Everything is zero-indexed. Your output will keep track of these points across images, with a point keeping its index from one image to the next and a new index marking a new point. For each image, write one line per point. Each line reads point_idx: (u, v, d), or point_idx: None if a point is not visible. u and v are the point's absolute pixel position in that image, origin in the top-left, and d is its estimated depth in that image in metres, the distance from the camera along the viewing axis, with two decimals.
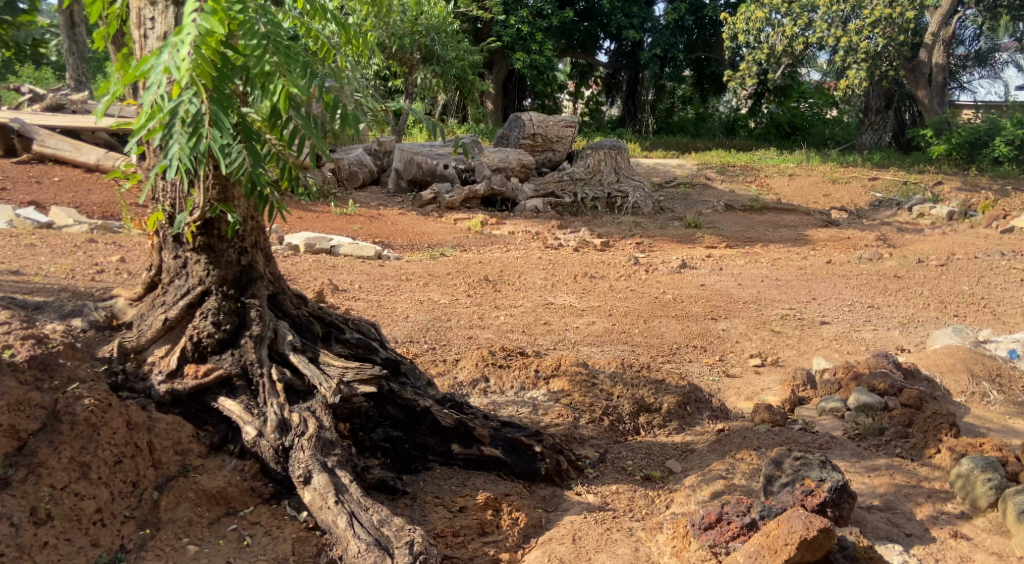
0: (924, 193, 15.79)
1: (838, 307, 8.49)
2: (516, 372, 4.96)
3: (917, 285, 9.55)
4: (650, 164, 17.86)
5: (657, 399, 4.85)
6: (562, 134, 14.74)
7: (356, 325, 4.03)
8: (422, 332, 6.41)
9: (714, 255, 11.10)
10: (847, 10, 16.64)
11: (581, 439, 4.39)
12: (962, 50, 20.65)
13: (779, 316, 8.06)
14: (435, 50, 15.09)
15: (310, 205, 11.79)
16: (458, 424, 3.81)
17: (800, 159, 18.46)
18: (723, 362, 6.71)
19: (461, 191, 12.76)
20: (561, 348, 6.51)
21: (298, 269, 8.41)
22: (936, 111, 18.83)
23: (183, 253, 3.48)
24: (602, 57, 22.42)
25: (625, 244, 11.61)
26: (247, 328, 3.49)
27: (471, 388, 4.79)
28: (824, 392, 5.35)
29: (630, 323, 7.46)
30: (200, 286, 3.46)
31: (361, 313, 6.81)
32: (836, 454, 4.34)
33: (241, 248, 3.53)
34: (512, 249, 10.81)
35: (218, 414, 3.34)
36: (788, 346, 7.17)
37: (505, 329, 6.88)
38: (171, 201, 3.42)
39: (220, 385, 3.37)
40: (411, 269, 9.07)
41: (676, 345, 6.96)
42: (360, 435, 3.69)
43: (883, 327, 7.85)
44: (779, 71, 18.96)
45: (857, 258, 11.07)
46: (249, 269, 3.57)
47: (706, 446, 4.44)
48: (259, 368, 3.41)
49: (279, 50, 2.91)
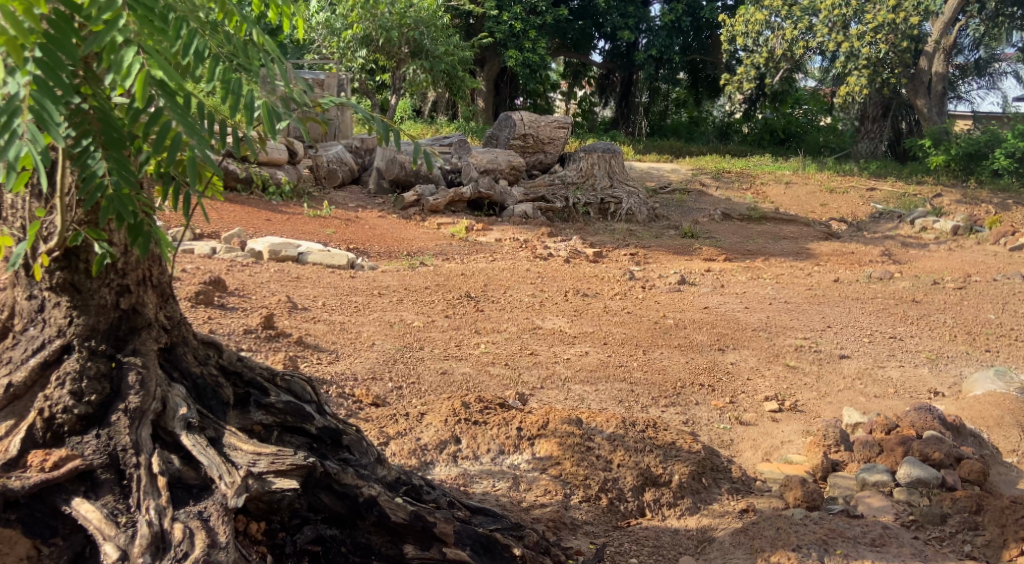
0: (926, 206, 14.91)
1: (856, 337, 7.59)
2: (494, 430, 4.02)
3: (937, 312, 8.65)
4: (643, 169, 17.05)
5: (666, 470, 3.92)
6: (553, 135, 13.82)
7: (286, 384, 3.17)
8: (387, 366, 5.49)
9: (713, 270, 10.22)
10: (849, 13, 15.82)
11: (573, 525, 3.51)
12: (961, 59, 19.85)
13: (793, 347, 7.14)
14: (423, 44, 14.14)
15: (280, 205, 10.85)
16: (413, 520, 2.90)
17: (796, 167, 17.54)
18: (734, 405, 5.78)
19: (446, 194, 11.82)
20: (549, 387, 5.64)
21: (255, 280, 7.48)
22: (936, 120, 17.85)
23: (38, 293, 2.63)
24: (597, 57, 21.51)
25: (618, 255, 10.71)
26: (121, 399, 2.60)
27: (436, 454, 3.83)
28: (863, 455, 4.41)
29: (626, 355, 6.55)
30: (59, 339, 2.61)
31: (319, 339, 5.86)
32: (894, 554, 3.41)
33: (120, 288, 2.71)
34: (498, 259, 9.88)
35: (72, 522, 2.44)
36: (807, 386, 6.25)
37: (485, 362, 5.96)
38: (22, 221, 2.59)
39: (77, 480, 2.48)
40: (384, 282, 8.16)
41: (680, 383, 6.05)
42: (279, 537, 2.78)
43: (910, 363, 6.97)
44: (778, 76, 18.12)
45: (867, 277, 10.17)
46: (130, 314, 2.74)
47: (731, 534, 3.51)
48: (133, 456, 2.52)
49: (139, 8, 2.10)
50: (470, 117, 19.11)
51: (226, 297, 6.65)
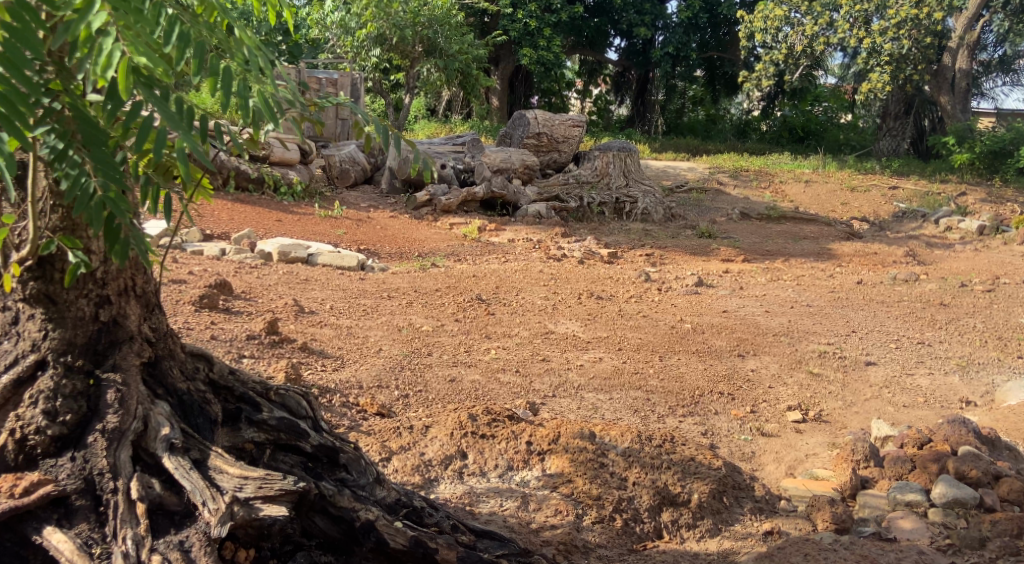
0: (949, 204, 14.58)
1: (881, 342, 7.34)
2: (502, 445, 3.82)
3: (966, 316, 8.38)
4: (660, 168, 16.81)
5: (684, 489, 3.72)
6: (568, 134, 13.59)
7: (281, 399, 2.98)
8: (393, 373, 5.29)
9: (732, 271, 9.98)
10: (871, 9, 15.57)
11: (586, 548, 3.31)
12: (985, 56, 19.52)
13: (816, 354, 6.90)
14: (437, 42, 13.93)
15: (291, 205, 10.70)
16: (414, 547, 2.70)
17: (815, 165, 17.25)
18: (755, 415, 5.56)
19: (459, 193, 11.63)
20: (562, 396, 5.42)
21: (263, 283, 7.31)
22: (959, 118, 17.52)
23: (12, 304, 2.46)
24: (613, 55, 21.28)
25: (634, 256, 10.48)
26: (99, 418, 2.42)
27: (442, 471, 3.64)
28: (894, 473, 4.20)
29: (642, 361, 6.33)
30: (33, 354, 2.44)
31: (325, 345, 5.68)
32: None
33: (100, 299, 2.53)
34: (510, 260, 9.67)
35: (42, 553, 2.26)
36: (831, 395, 6.02)
37: (496, 369, 5.75)
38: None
39: (50, 507, 2.29)
40: (395, 284, 7.97)
41: (698, 391, 5.83)
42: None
43: (939, 371, 6.70)
44: (797, 73, 17.86)
45: (891, 278, 9.89)
46: (110, 327, 2.56)
47: (753, 559, 3.29)
48: (109, 480, 2.33)
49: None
50: (485, 115, 18.92)
51: (232, 300, 6.48)
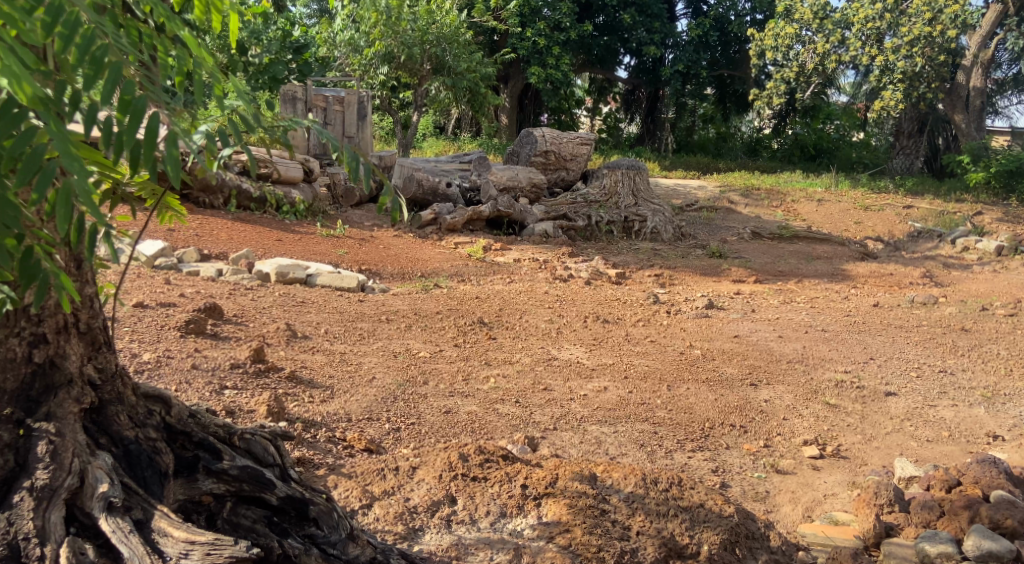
0: (966, 224, 14.23)
1: (901, 371, 7.00)
2: (494, 489, 3.53)
3: (988, 343, 8.04)
4: (670, 186, 16.52)
5: (693, 540, 3.42)
6: (576, 152, 13.34)
7: (246, 443, 2.73)
8: (385, 404, 5.00)
9: (743, 293, 9.67)
10: (884, 26, 15.31)
11: None
12: (999, 74, 19.23)
13: (832, 382, 6.57)
14: (446, 60, 13.63)
15: (293, 224, 10.47)
16: None
17: (828, 184, 16.90)
18: (769, 450, 5.24)
19: (464, 212, 11.36)
20: (563, 428, 5.12)
21: (257, 305, 7.05)
22: (974, 136, 17.18)
23: None
24: (622, 73, 21.05)
25: (643, 277, 10.19)
26: (29, 475, 2.15)
27: (428, 518, 3.35)
28: (921, 519, 3.90)
29: (648, 390, 6.02)
30: None
31: (315, 373, 5.39)
32: None
33: (34, 339, 2.29)
34: (516, 281, 9.38)
35: None
36: (850, 428, 5.69)
37: (494, 399, 5.45)
38: None
39: None
40: (394, 306, 7.69)
41: (708, 423, 5.52)
42: None
43: (963, 402, 6.35)
44: (809, 91, 17.55)
45: (909, 301, 9.55)
46: (45, 370, 2.32)
47: None
48: (35, 547, 2.04)
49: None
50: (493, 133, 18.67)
51: (221, 324, 6.20)
